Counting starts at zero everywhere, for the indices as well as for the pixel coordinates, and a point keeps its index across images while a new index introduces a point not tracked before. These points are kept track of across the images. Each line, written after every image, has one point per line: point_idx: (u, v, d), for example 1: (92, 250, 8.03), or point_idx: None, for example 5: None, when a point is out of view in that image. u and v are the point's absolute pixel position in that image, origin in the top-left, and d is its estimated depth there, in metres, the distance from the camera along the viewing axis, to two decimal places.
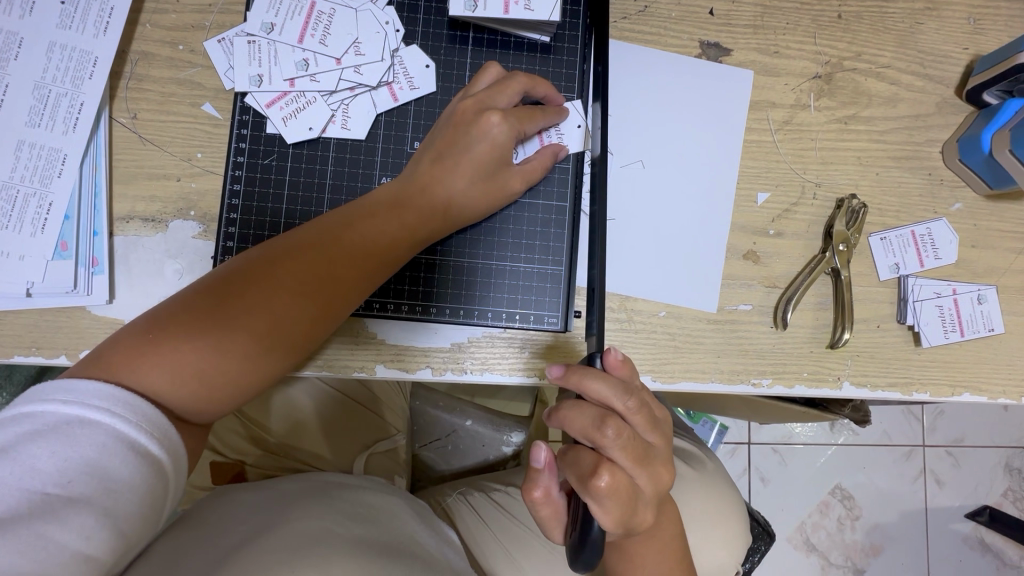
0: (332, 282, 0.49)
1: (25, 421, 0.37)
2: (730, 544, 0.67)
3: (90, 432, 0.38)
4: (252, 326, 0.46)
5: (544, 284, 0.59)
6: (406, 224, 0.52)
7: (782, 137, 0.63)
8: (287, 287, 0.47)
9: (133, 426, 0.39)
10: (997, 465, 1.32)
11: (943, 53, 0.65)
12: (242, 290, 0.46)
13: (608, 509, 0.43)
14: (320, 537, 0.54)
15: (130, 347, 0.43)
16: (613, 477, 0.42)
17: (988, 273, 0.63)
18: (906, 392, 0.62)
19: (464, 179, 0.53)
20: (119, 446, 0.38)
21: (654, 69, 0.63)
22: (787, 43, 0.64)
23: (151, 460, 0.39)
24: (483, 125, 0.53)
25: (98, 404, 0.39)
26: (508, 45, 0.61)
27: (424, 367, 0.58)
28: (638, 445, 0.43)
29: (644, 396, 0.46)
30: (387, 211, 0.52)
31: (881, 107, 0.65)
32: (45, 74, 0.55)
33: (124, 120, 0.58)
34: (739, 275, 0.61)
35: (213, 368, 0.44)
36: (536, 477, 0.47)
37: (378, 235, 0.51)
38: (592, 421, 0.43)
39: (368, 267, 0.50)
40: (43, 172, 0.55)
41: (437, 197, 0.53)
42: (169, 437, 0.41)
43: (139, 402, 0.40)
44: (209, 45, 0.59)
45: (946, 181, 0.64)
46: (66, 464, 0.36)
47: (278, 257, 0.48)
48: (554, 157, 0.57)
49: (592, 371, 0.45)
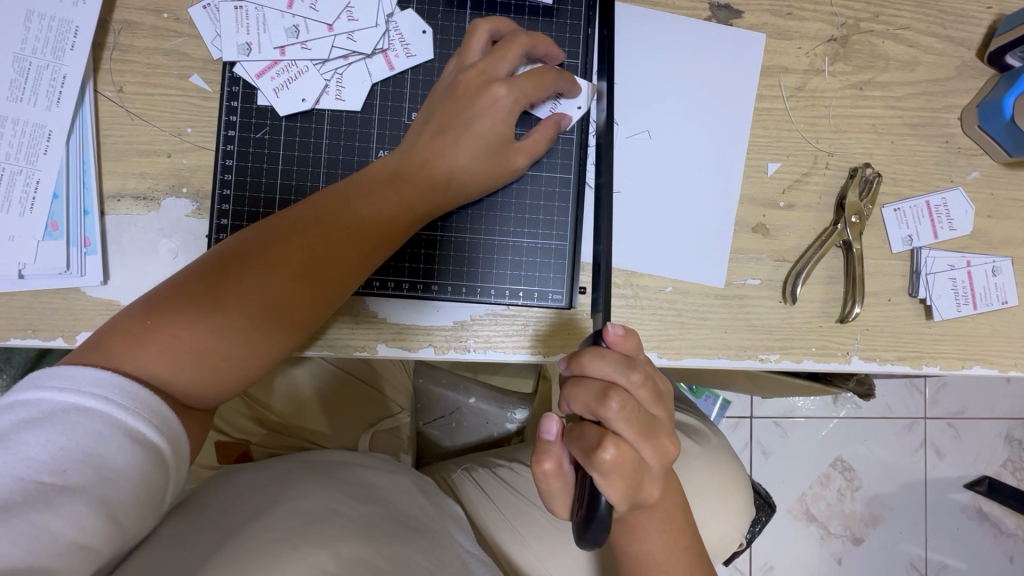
0: (332, 263, 0.47)
1: (21, 408, 0.37)
2: (735, 517, 0.67)
3: (85, 420, 0.37)
4: (250, 309, 0.44)
5: (549, 260, 0.58)
6: (407, 201, 0.50)
7: (794, 105, 0.61)
8: (284, 268, 0.46)
9: (131, 414, 0.39)
10: (997, 437, 1.33)
11: (964, 12, 0.62)
12: (238, 272, 0.45)
13: (614, 482, 0.42)
14: (323, 516, 0.54)
15: (128, 334, 0.42)
16: (618, 450, 0.41)
17: (1004, 244, 0.62)
18: (916, 366, 0.61)
19: (466, 154, 0.51)
20: (116, 434, 0.37)
21: (662, 33, 0.60)
22: (801, 4, 0.61)
23: (149, 447, 0.39)
24: (484, 97, 0.51)
25: (94, 392, 0.38)
26: (509, 8, 0.58)
27: (427, 346, 0.57)
28: (642, 417, 0.42)
29: (648, 369, 0.45)
30: (385, 187, 0.50)
31: (898, 71, 0.62)
32: (25, 45, 0.53)
33: (109, 93, 0.55)
34: (748, 249, 0.60)
35: (212, 352, 0.43)
36: (546, 449, 0.45)
37: (378, 213, 0.49)
38: (595, 396, 0.42)
39: (368, 245, 0.49)
40: (28, 149, 0.53)
41: (437, 172, 0.51)
42: (167, 424, 0.40)
43: (137, 389, 0.40)
44: (195, 12, 0.56)
45: (964, 149, 0.62)
46: (60, 453, 0.36)
47: (275, 237, 0.47)
48: (557, 126, 0.54)
49: (592, 350, 0.43)
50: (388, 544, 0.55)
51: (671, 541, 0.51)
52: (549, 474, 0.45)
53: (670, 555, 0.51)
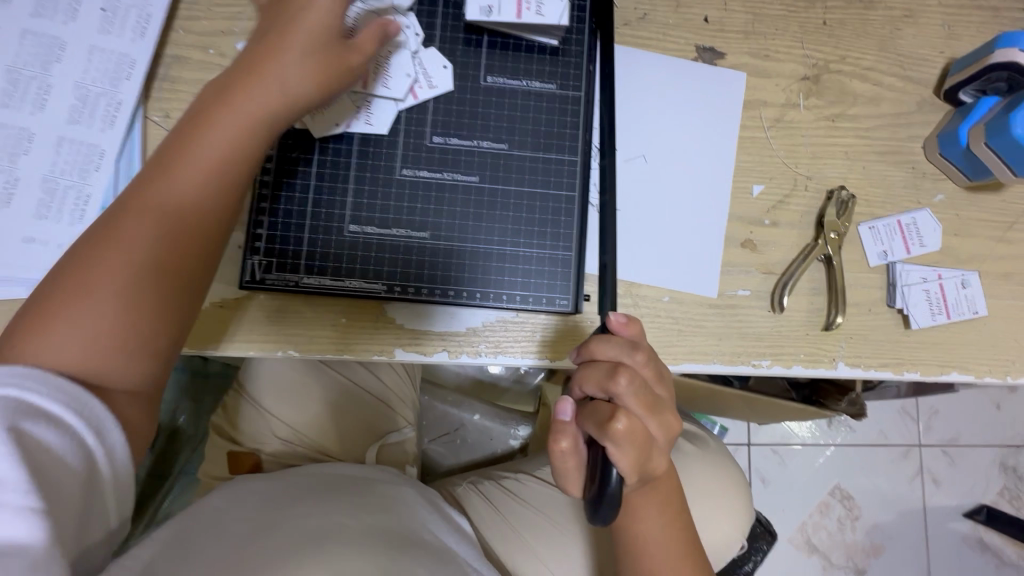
0: (153, 203, 0.48)
1: None
2: (734, 514, 0.69)
3: (4, 403, 0.38)
4: (119, 278, 0.46)
5: (556, 269, 0.61)
6: (224, 152, 0.49)
7: (775, 134, 0.68)
8: (150, 230, 0.47)
9: (48, 397, 0.40)
10: (992, 464, 1.40)
11: (921, 56, 0.70)
12: (114, 240, 0.46)
13: (627, 454, 0.42)
14: (335, 531, 0.58)
15: (23, 330, 0.44)
16: (629, 421, 0.42)
17: (971, 259, 0.67)
18: (898, 371, 0.65)
19: (226, 109, 0.49)
20: (33, 413, 0.39)
21: (654, 71, 0.68)
22: (777, 48, 0.69)
23: (65, 429, 0.40)
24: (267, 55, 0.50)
25: (11, 380, 0.39)
26: (520, 48, 0.64)
27: (441, 351, 0.61)
28: (648, 394, 0.44)
29: (653, 353, 0.46)
30: (201, 144, 0.49)
31: (865, 105, 0.69)
32: (86, 75, 0.59)
33: (158, 118, 0.61)
34: (737, 262, 0.65)
35: (106, 317, 0.45)
36: (562, 428, 0.45)
37: (195, 172, 0.48)
38: (604, 374, 0.44)
39: (184, 175, 0.48)
40: (82, 166, 0.58)
41: (239, 119, 0.49)
42: (85, 409, 0.41)
43: (44, 374, 0.41)
44: (243, 47, 0.62)
45: (929, 174, 0.68)
46: None
47: (136, 204, 0.47)
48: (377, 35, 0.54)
49: (598, 334, 0.45)
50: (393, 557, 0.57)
51: (669, 526, 0.55)
52: (566, 453, 0.45)
53: (665, 541, 0.54)
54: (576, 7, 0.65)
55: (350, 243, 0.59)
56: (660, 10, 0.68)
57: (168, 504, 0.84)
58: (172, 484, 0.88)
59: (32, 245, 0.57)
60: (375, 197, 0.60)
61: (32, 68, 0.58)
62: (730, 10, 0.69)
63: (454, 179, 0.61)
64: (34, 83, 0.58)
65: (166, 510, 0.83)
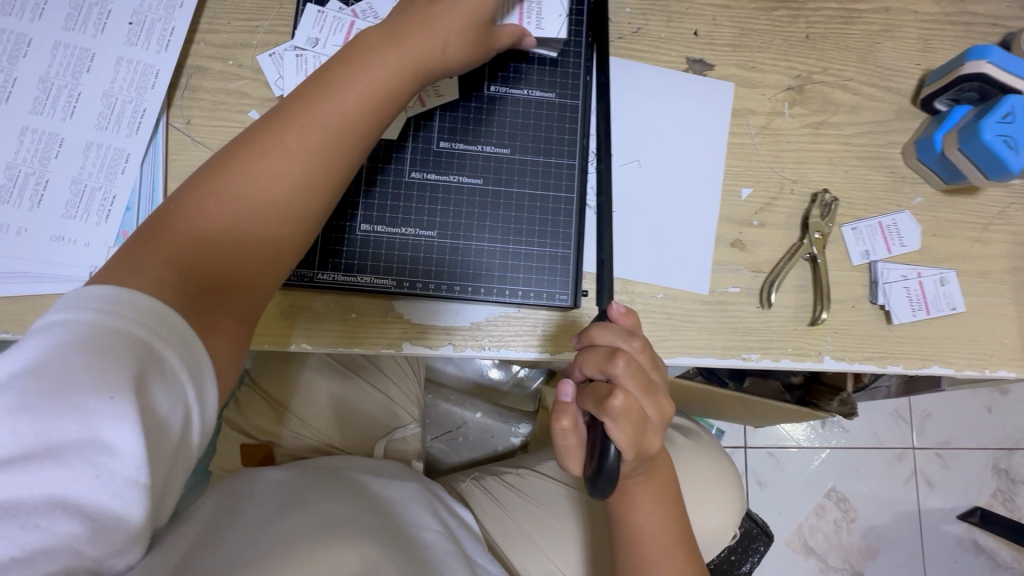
0: (277, 154, 0.47)
1: (57, 330, 0.35)
2: (726, 507, 0.72)
3: (122, 345, 0.35)
4: (225, 223, 0.46)
5: (555, 266, 0.65)
6: (356, 111, 0.49)
7: (761, 140, 0.72)
8: (270, 167, 0.47)
9: (164, 344, 0.37)
10: (985, 466, 1.43)
11: (898, 68, 0.74)
12: (228, 170, 0.46)
13: (623, 429, 0.45)
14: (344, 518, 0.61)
15: (114, 264, 0.42)
16: (626, 399, 0.45)
17: (949, 258, 0.71)
18: (882, 365, 0.68)
19: (389, 62, 0.51)
20: (147, 363, 0.36)
21: (648, 81, 0.72)
22: (762, 60, 0.73)
23: (177, 383, 0.37)
24: (429, 17, 0.53)
25: (126, 318, 0.37)
26: (521, 59, 0.68)
27: (447, 344, 0.64)
28: (644, 375, 0.47)
29: (647, 341, 0.50)
30: (330, 89, 0.49)
31: (847, 114, 0.73)
32: (114, 84, 0.63)
33: (179, 125, 0.65)
34: (727, 261, 0.69)
35: (210, 246, 0.45)
36: (563, 408, 0.49)
37: (336, 116, 0.48)
38: (603, 356, 0.47)
39: (355, 136, 0.49)
40: (109, 169, 0.62)
41: (407, 77, 0.52)
42: (195, 360, 0.39)
43: (163, 313, 0.38)
44: (261, 58, 0.66)
45: (907, 178, 0.72)
46: (90, 378, 0.34)
47: (258, 139, 0.47)
48: (511, 40, 0.60)
49: (597, 322, 0.48)
50: (401, 550, 0.60)
51: (664, 511, 0.57)
52: (566, 431, 0.49)
53: (661, 526, 0.57)
54: (573, 21, 0.69)
55: (362, 241, 0.63)
56: (653, 24, 0.72)
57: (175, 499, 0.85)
58: None
59: (60, 243, 0.60)
60: (385, 198, 0.64)
61: (63, 77, 0.62)
62: (718, 25, 0.73)
63: (459, 181, 0.65)
64: (64, 91, 0.62)
65: None
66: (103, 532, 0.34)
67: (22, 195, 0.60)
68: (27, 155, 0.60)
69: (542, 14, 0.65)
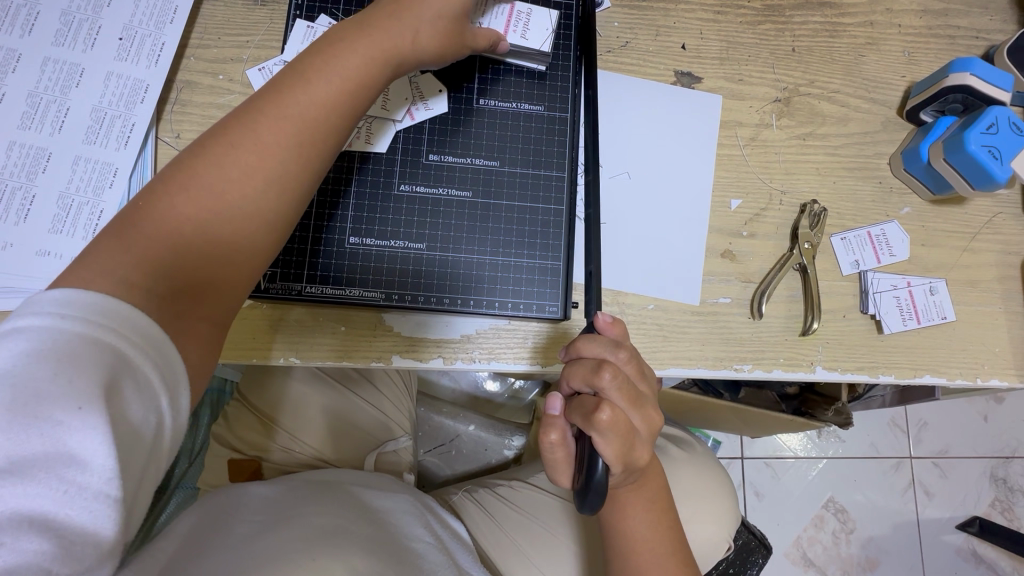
0: (250, 154, 0.47)
1: (24, 337, 0.34)
2: (720, 518, 0.71)
3: (94, 352, 0.35)
4: (198, 222, 0.45)
5: (545, 277, 0.64)
6: (327, 106, 0.49)
7: (750, 151, 0.72)
8: (243, 161, 0.47)
9: (136, 350, 0.37)
10: (982, 476, 1.42)
11: (884, 80, 0.75)
12: (200, 166, 0.46)
13: (611, 443, 0.45)
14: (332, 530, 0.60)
15: (80, 262, 0.41)
16: (613, 413, 0.45)
17: (938, 268, 0.71)
18: (874, 374, 0.68)
19: (359, 54, 0.51)
20: (120, 371, 0.36)
21: (637, 93, 0.72)
22: (750, 73, 0.74)
23: (150, 391, 0.37)
24: (397, 10, 0.53)
25: (97, 324, 0.36)
26: (509, 72, 0.69)
27: (436, 357, 0.64)
28: (631, 387, 0.46)
29: (636, 351, 0.49)
30: (299, 82, 0.49)
31: (834, 125, 0.74)
32: (103, 99, 0.63)
33: (169, 139, 0.65)
34: (717, 271, 0.69)
35: (185, 243, 0.45)
36: (552, 421, 0.49)
37: (309, 111, 0.49)
38: (590, 369, 0.46)
39: (328, 132, 0.50)
40: (96, 183, 0.61)
41: (379, 66, 0.52)
42: (170, 366, 0.39)
43: (136, 319, 0.38)
44: (250, 73, 0.67)
45: (895, 188, 0.73)
46: (59, 387, 0.33)
47: (229, 134, 0.47)
48: (488, 39, 0.61)
49: (585, 334, 0.48)
50: (393, 563, 0.59)
51: (659, 524, 0.57)
52: (555, 444, 0.48)
53: (656, 540, 0.56)
54: (562, 35, 0.70)
55: (350, 253, 0.63)
56: (642, 38, 0.73)
57: (165, 517, 0.84)
58: (169, 497, 0.88)
59: (45, 257, 0.59)
60: (373, 210, 0.64)
61: (52, 92, 0.62)
62: (706, 39, 0.74)
63: (448, 193, 0.65)
64: (52, 106, 0.62)
65: (162, 523, 0.84)
66: (71, 550, 0.32)
67: (8, 209, 0.59)
68: (14, 169, 0.60)
69: (528, 25, 0.66)
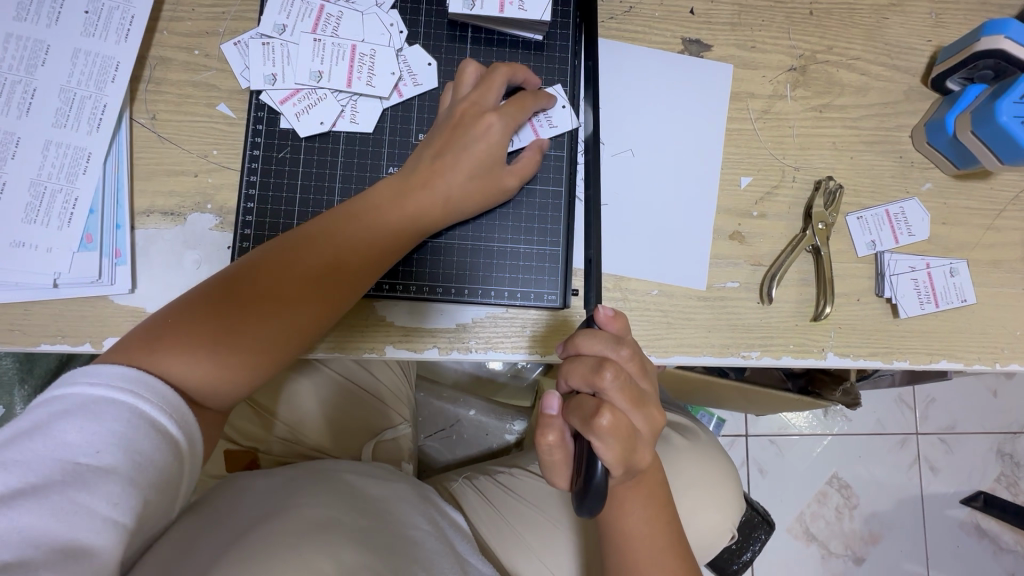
0: (304, 281, 0.53)
1: (59, 401, 0.42)
2: (725, 508, 0.69)
3: (115, 410, 0.43)
4: (242, 337, 0.50)
5: (544, 264, 0.62)
6: (374, 237, 0.56)
7: (762, 125, 0.68)
8: (301, 280, 0.53)
9: (153, 406, 0.44)
10: (988, 451, 1.41)
11: (908, 44, 0.70)
12: (261, 282, 0.52)
13: (612, 447, 0.43)
14: (328, 524, 0.58)
15: (151, 342, 0.48)
16: (614, 417, 0.42)
17: (959, 248, 0.67)
18: (888, 361, 0.65)
19: (412, 200, 0.56)
20: (140, 423, 0.43)
21: (641, 62, 0.67)
22: (763, 39, 0.69)
23: (166, 436, 0.44)
24: (452, 144, 0.57)
25: (121, 386, 0.44)
26: (505, 43, 0.65)
27: (431, 348, 0.61)
28: (633, 387, 0.44)
29: (638, 346, 0.46)
30: (373, 211, 0.56)
31: (853, 95, 0.69)
32: (71, 78, 0.59)
33: (144, 120, 0.61)
34: (725, 254, 0.65)
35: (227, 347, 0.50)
36: (549, 422, 0.46)
37: (360, 244, 0.55)
38: (590, 368, 0.44)
39: (368, 258, 0.55)
40: (69, 170, 0.58)
41: (435, 193, 0.57)
42: (182, 416, 0.46)
43: (156, 385, 0.45)
44: (226, 47, 0.62)
45: (917, 163, 0.68)
46: (93, 437, 0.41)
47: (296, 251, 0.54)
48: (541, 150, 0.60)
49: (585, 329, 0.45)
50: (388, 557, 0.58)
51: (657, 518, 0.55)
52: (553, 446, 0.46)
53: (655, 534, 0.55)
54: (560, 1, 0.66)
55: None
56: (646, 3, 0.68)
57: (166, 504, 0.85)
58: None
59: (21, 249, 0.57)
60: None
61: (17, 72, 0.58)
62: (716, 3, 0.69)
63: None
64: (18, 87, 0.58)
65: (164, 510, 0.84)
66: (81, 564, 0.37)
67: None
68: None
69: (551, 121, 0.63)
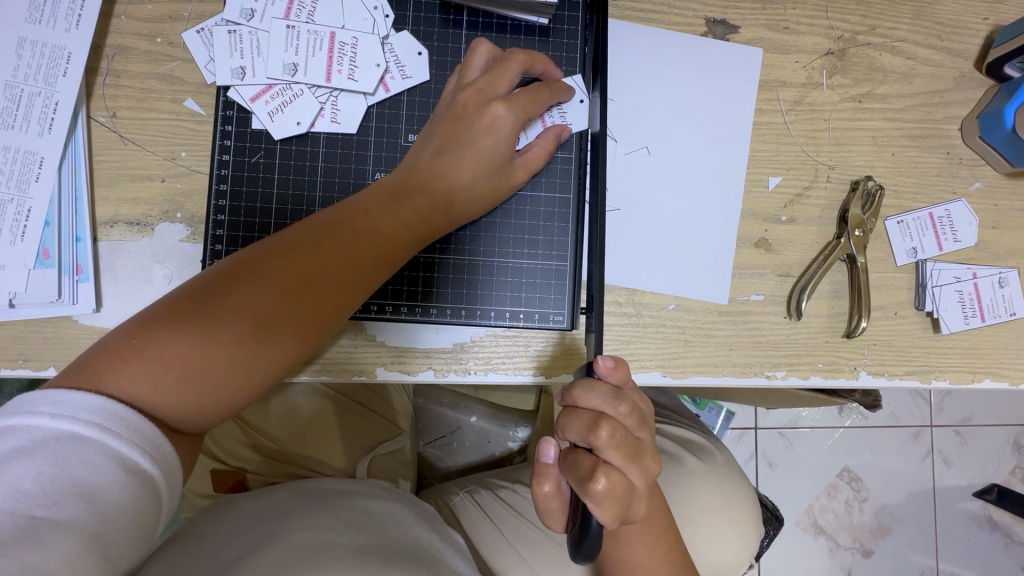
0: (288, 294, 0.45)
1: (14, 435, 0.35)
2: (744, 540, 0.65)
3: (79, 450, 0.36)
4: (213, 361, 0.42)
5: (549, 281, 0.56)
6: (368, 241, 0.48)
7: (794, 118, 0.61)
8: (285, 293, 0.45)
9: (126, 442, 0.38)
10: (1005, 443, 1.37)
11: (961, 23, 0.62)
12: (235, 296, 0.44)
13: (607, 509, 0.40)
14: (319, 546, 0.54)
15: (106, 364, 0.40)
16: (610, 479, 0.39)
17: (1010, 254, 0.61)
18: (926, 380, 0.60)
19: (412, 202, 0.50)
20: (110, 463, 0.36)
21: (660, 45, 0.60)
22: (797, 18, 0.61)
23: (142, 477, 0.38)
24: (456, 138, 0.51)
25: (86, 418, 0.37)
26: (505, 28, 0.57)
27: (426, 369, 0.56)
28: (630, 443, 0.41)
29: (636, 397, 0.43)
30: (371, 213, 0.49)
31: (897, 83, 0.61)
32: (17, 72, 0.52)
33: (103, 119, 0.55)
34: (751, 264, 0.59)
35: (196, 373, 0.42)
36: (544, 471, 0.43)
37: (353, 250, 0.47)
38: (586, 425, 0.41)
39: (363, 267, 0.48)
40: (19, 177, 0.52)
41: (439, 194, 0.50)
42: (162, 452, 0.39)
43: (128, 415, 0.39)
44: (189, 36, 0.55)
45: (966, 160, 0.61)
46: (52, 484, 0.34)
47: (277, 258, 0.46)
48: (558, 139, 0.54)
49: (582, 380, 0.41)
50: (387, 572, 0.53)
51: (664, 557, 0.51)
52: (549, 496, 0.43)
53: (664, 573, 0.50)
54: None
55: None
56: None
57: None
58: None
59: None
60: None
61: None
62: None
63: None
64: None
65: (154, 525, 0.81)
66: None
67: None
68: None
69: (564, 118, 0.56)
